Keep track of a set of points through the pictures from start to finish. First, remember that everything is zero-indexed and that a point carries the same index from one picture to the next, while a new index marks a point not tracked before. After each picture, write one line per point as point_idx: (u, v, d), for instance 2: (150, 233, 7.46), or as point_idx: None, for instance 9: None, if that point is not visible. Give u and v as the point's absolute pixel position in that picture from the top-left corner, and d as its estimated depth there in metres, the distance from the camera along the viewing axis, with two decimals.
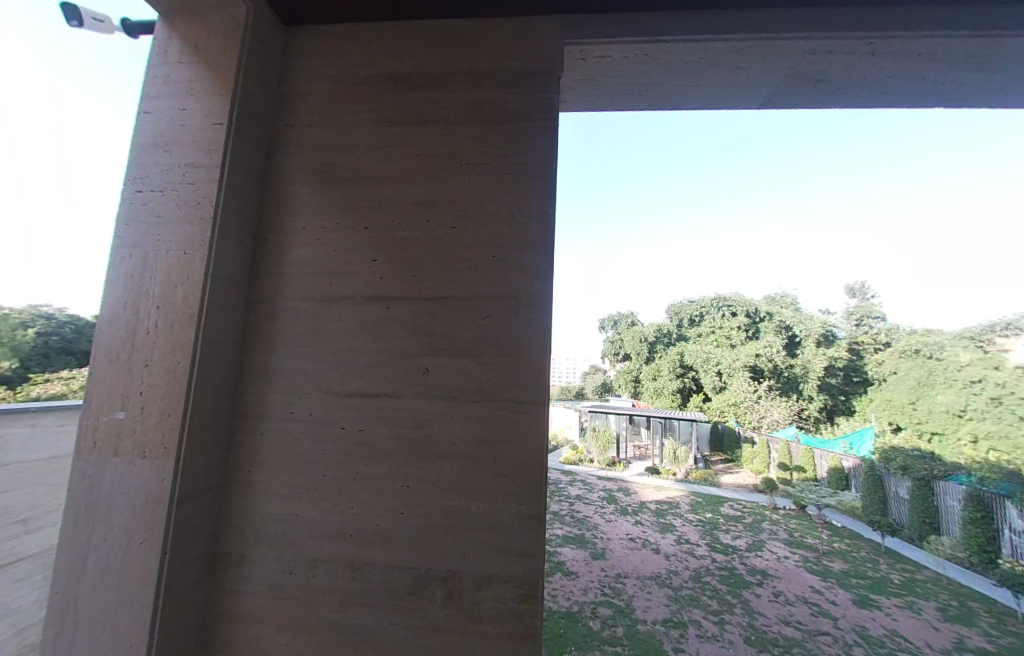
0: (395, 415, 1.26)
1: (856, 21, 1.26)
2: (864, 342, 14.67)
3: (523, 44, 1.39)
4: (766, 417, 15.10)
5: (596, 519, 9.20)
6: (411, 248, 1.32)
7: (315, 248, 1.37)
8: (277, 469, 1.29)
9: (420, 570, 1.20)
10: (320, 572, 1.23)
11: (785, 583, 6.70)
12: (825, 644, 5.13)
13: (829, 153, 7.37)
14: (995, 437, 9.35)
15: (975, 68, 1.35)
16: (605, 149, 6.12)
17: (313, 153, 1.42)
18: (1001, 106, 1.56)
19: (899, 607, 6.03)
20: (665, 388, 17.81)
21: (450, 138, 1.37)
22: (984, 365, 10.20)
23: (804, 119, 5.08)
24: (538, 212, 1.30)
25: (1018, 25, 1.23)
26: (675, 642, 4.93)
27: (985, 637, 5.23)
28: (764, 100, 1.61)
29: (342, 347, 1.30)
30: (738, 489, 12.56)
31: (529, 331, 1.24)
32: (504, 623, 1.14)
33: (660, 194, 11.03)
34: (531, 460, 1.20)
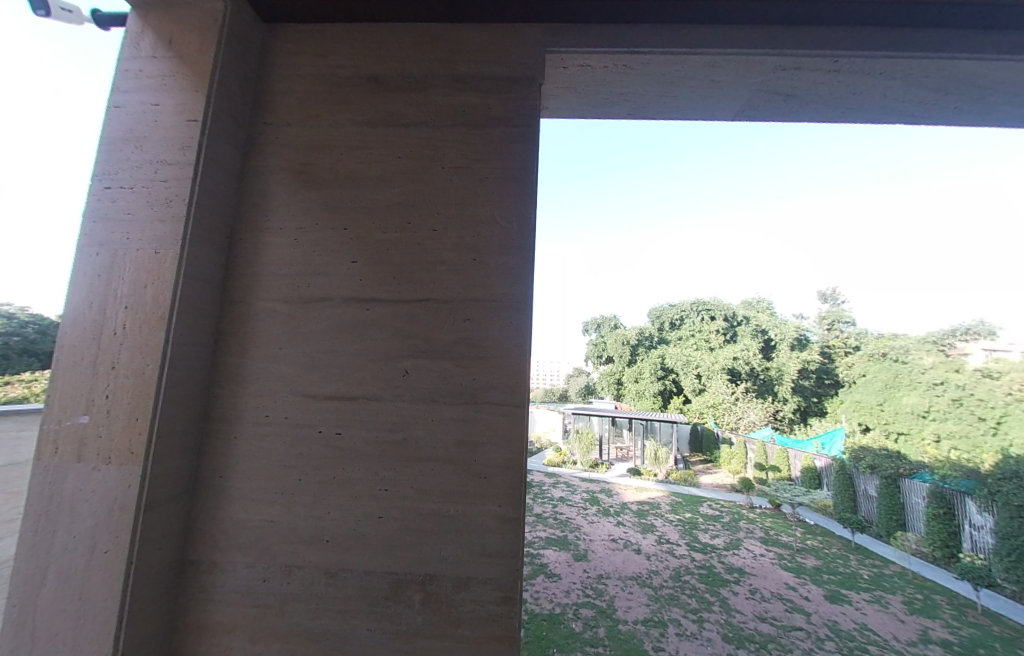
0: (374, 418, 1.25)
1: (822, 40, 1.32)
2: (835, 346, 15.79)
3: (504, 50, 1.40)
4: (743, 419, 15.45)
5: (579, 521, 9.28)
6: (390, 249, 1.32)
7: (293, 248, 1.35)
8: (250, 474, 1.26)
9: (398, 574, 1.19)
10: (295, 578, 1.21)
11: (761, 579, 6.87)
12: (799, 638, 5.26)
13: (802, 165, 7.66)
14: (956, 437, 9.72)
15: (933, 88, 1.43)
16: (592, 156, 6.27)
17: (292, 152, 1.41)
18: (958, 123, 1.66)
19: (869, 601, 6.24)
20: (646, 390, 18.17)
21: (432, 140, 1.37)
22: (948, 367, 10.58)
23: (782, 135, 5.31)
24: (519, 216, 1.31)
25: (969, 49, 1.30)
26: (655, 641, 4.99)
27: (946, 629, 5.49)
28: (737, 113, 1.67)
29: (321, 350, 1.29)
30: (716, 488, 12.86)
31: (509, 334, 1.25)
32: (481, 625, 1.15)
33: (641, 201, 11.27)
34: (510, 463, 1.20)
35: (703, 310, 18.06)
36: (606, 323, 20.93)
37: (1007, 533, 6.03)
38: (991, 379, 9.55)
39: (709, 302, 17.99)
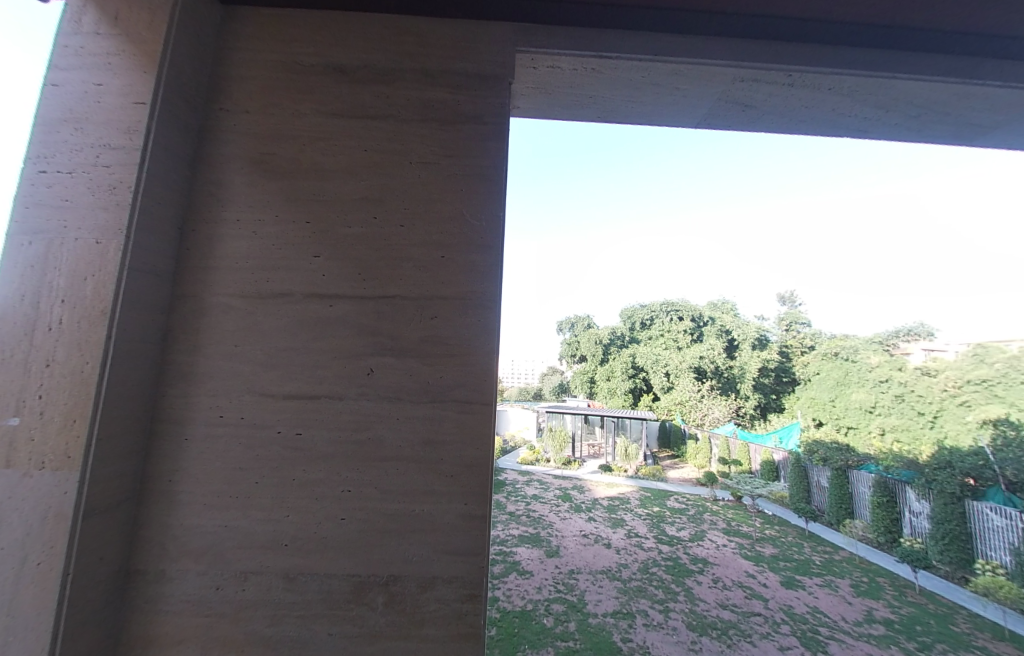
0: (337, 417, 1.21)
1: (779, 55, 1.38)
2: (792, 345, 16.73)
3: (475, 47, 1.39)
4: (708, 415, 15.78)
5: (552, 518, 9.39)
6: (355, 244, 1.29)
7: (251, 241, 1.29)
8: (202, 477, 1.20)
9: (360, 576, 1.16)
10: (251, 585, 1.16)
11: (723, 569, 7.16)
12: (757, 623, 5.53)
13: (765, 175, 8.07)
14: (897, 430, 10.63)
15: (876, 104, 1.53)
16: (569, 157, 6.39)
17: (250, 141, 1.35)
18: (898, 139, 1.78)
19: (820, 585, 6.64)
20: (618, 388, 18.70)
21: (399, 134, 1.35)
22: (891, 366, 11.28)
23: (748, 147, 5.61)
24: (488, 214, 1.31)
25: (909, 71, 1.40)
26: (623, 632, 5.12)
27: (888, 609, 5.92)
28: (700, 120, 1.72)
29: (280, 347, 1.24)
30: (683, 483, 13.35)
31: (477, 332, 1.24)
32: (446, 625, 1.14)
33: (616, 204, 11.53)
34: (477, 461, 1.20)
35: (672, 310, 18.61)
36: (580, 323, 21.47)
37: (942, 518, 6.68)
38: (929, 376, 10.21)
39: (677, 303, 18.58)
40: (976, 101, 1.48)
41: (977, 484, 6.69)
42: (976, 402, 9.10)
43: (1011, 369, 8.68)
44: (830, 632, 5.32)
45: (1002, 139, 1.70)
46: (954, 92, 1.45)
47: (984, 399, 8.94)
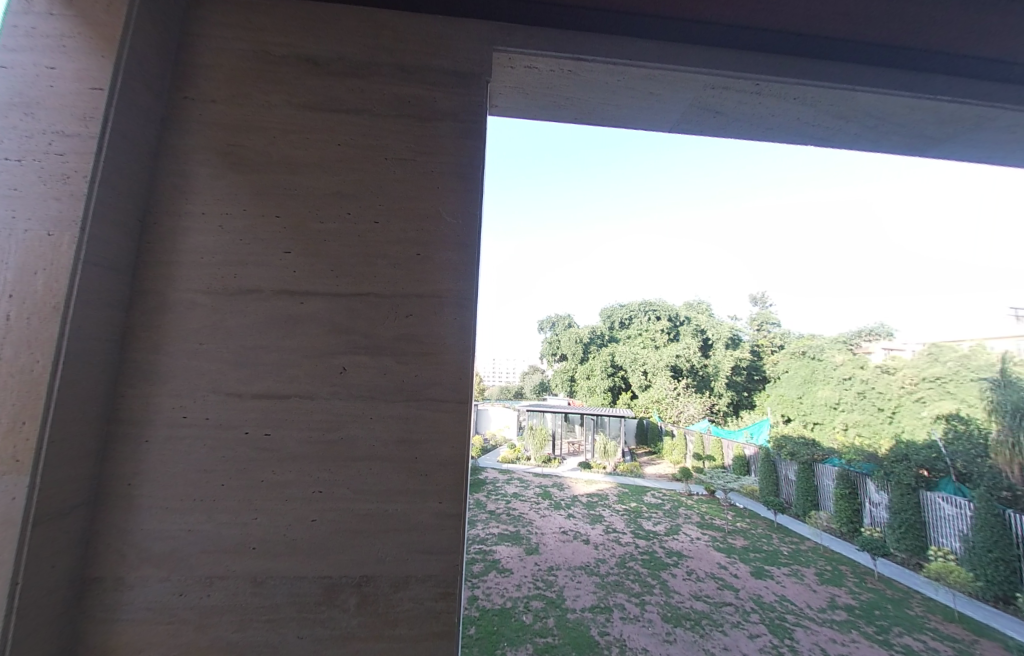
0: (308, 417, 1.19)
1: (747, 65, 1.43)
2: (764, 345, 17.37)
3: (452, 44, 1.38)
4: (683, 412, 16.42)
5: (531, 515, 9.46)
6: (328, 241, 1.26)
7: (217, 236, 1.25)
8: (164, 481, 1.15)
9: (332, 578, 1.14)
10: (217, 590, 1.13)
11: (697, 561, 7.38)
12: (728, 612, 5.72)
13: (739, 180, 8.37)
14: (859, 425, 11.17)
15: (837, 115, 1.60)
16: (551, 157, 6.45)
17: (217, 132, 1.30)
18: (859, 149, 1.86)
19: (787, 574, 6.92)
20: (597, 387, 19.00)
21: (374, 130, 1.33)
22: (854, 365, 11.88)
23: (724, 154, 5.82)
24: (465, 212, 1.30)
25: (867, 84, 1.46)
26: (600, 626, 5.20)
27: (849, 595, 6.23)
28: (673, 125, 1.77)
29: (248, 346, 1.20)
30: (659, 478, 13.69)
31: (453, 331, 1.24)
32: (419, 623, 1.14)
33: (597, 205, 11.71)
34: (452, 461, 1.20)
35: (650, 310, 19.01)
36: (561, 322, 21.74)
37: (899, 508, 7.09)
38: (888, 374, 10.89)
39: (655, 303, 19.01)
40: (928, 114, 1.56)
41: (931, 476, 7.18)
42: (932, 398, 9.74)
43: (961, 367, 9.25)
44: (796, 619, 5.55)
45: (951, 152, 1.81)
46: (907, 105, 1.53)
47: (938, 395, 9.64)
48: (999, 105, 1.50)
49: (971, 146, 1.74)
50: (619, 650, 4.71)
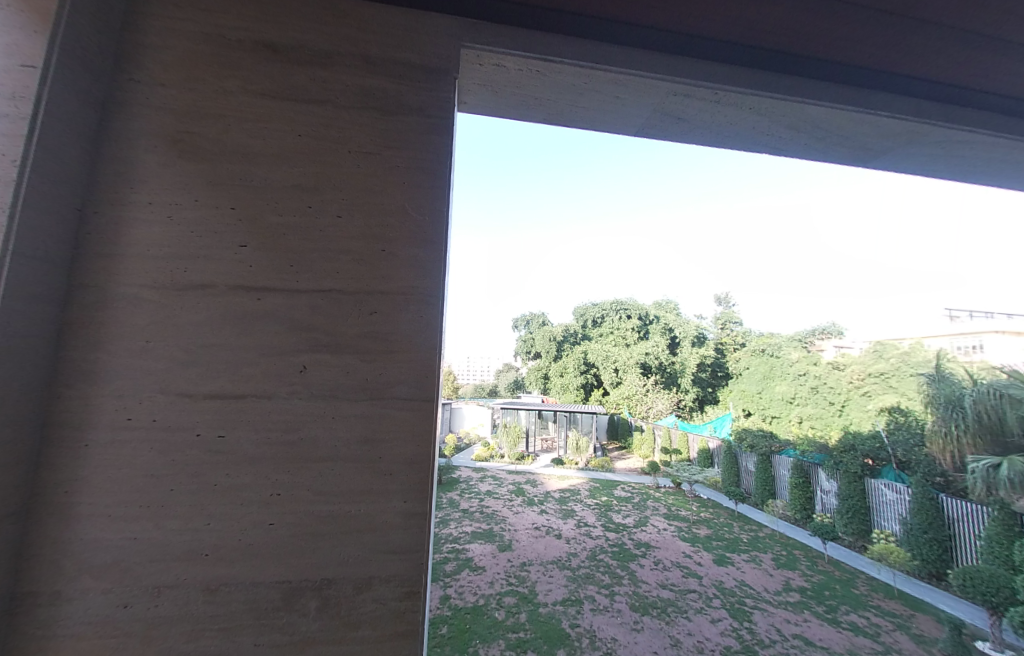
0: (264, 417, 1.15)
1: (706, 73, 1.48)
2: (726, 342, 17.91)
3: (418, 38, 1.36)
4: (652, 407, 16.98)
5: (505, 512, 9.53)
6: (287, 235, 1.22)
7: (166, 227, 1.18)
8: (104, 487, 1.08)
9: (291, 582, 1.11)
10: (166, 600, 1.08)
11: (663, 550, 7.65)
12: (692, 599, 5.96)
13: (707, 186, 8.73)
14: (812, 418, 12.05)
15: (789, 125, 1.68)
16: (528, 156, 6.51)
17: (165, 116, 1.23)
18: (811, 159, 1.97)
19: (746, 560, 7.29)
20: (570, 384, 19.41)
21: (337, 121, 1.29)
22: (808, 360, 12.55)
23: (692, 161, 6.08)
24: (431, 208, 1.29)
25: (816, 97, 1.55)
26: (571, 619, 5.30)
27: (802, 577, 6.64)
28: (638, 129, 1.80)
29: (198, 343, 1.14)
30: (629, 473, 14.09)
31: (418, 329, 1.22)
32: (382, 624, 1.12)
33: (571, 205, 11.87)
34: (417, 460, 1.18)
35: (621, 309, 19.51)
36: (535, 320, 22.01)
37: (847, 495, 7.66)
38: (838, 370, 11.70)
39: (626, 302, 19.52)
40: (870, 128, 1.67)
41: (875, 464, 7.82)
42: (875, 392, 10.87)
43: (903, 363, 10.51)
44: (754, 602, 5.86)
45: (891, 163, 1.93)
46: (851, 118, 1.62)
47: (882, 389, 10.72)
48: (932, 122, 1.63)
49: (907, 159, 1.88)
50: (589, 641, 4.83)
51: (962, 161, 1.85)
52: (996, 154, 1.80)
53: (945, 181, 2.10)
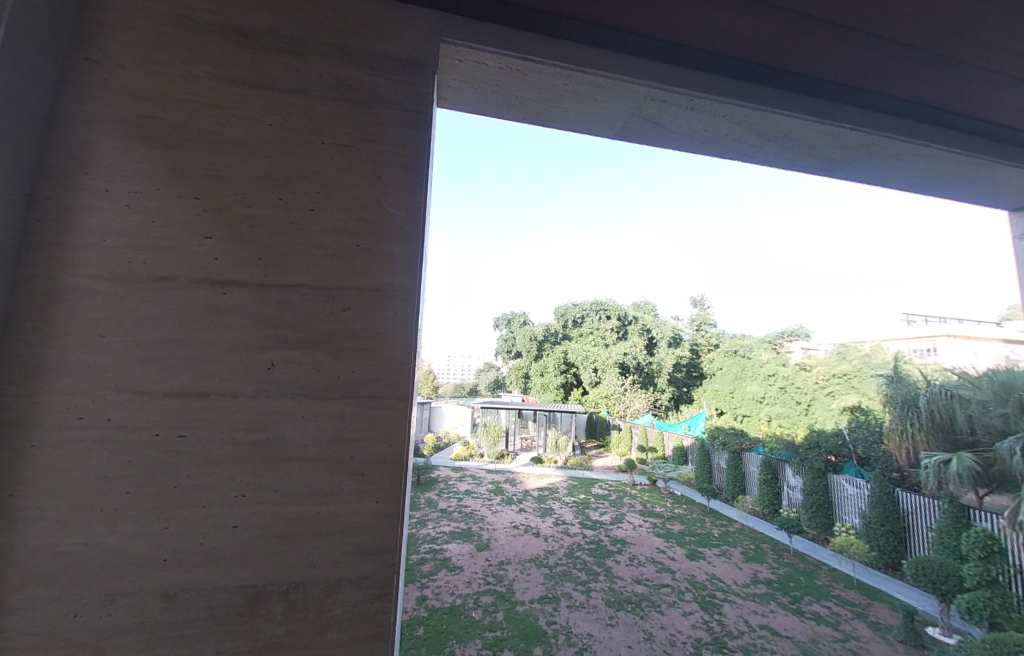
0: (229, 416, 1.10)
1: (682, 80, 1.51)
2: (701, 343, 18.52)
3: (396, 29, 1.33)
4: (629, 406, 17.43)
5: (483, 512, 9.52)
6: (255, 227, 1.18)
7: (125, 217, 1.12)
8: (53, 491, 1.02)
9: (256, 586, 1.08)
10: (121, 608, 1.03)
11: (638, 547, 7.81)
12: (665, 593, 6.11)
13: (685, 191, 8.95)
14: (780, 417, 12.57)
15: (760, 133, 1.74)
16: (512, 154, 6.52)
17: (125, 99, 1.17)
18: (781, 167, 2.04)
19: (717, 554, 7.52)
20: (550, 383, 19.86)
21: (310, 112, 1.25)
22: (777, 361, 13.04)
23: (673, 167, 6.24)
24: (408, 203, 1.26)
25: (785, 108, 1.60)
26: (548, 616, 5.35)
27: (770, 570, 6.89)
28: (616, 132, 1.83)
29: (157, 339, 1.09)
30: (606, 471, 14.34)
31: (393, 326, 1.19)
32: (351, 627, 1.10)
33: (552, 205, 11.92)
34: (390, 460, 1.16)
35: (601, 310, 19.80)
36: (516, 319, 22.20)
37: (811, 490, 8.06)
38: (804, 371, 12.27)
39: (605, 303, 19.81)
40: (835, 139, 1.74)
41: (837, 461, 8.23)
42: (839, 392, 11.52)
43: (864, 365, 11.28)
44: (724, 595, 6.05)
45: (855, 174, 2.02)
46: (818, 129, 1.69)
47: (844, 389, 11.40)
48: (892, 135, 1.71)
49: (869, 170, 1.96)
50: (565, 638, 4.87)
51: (918, 174, 1.96)
52: (947, 170, 1.92)
53: (902, 192, 2.22)
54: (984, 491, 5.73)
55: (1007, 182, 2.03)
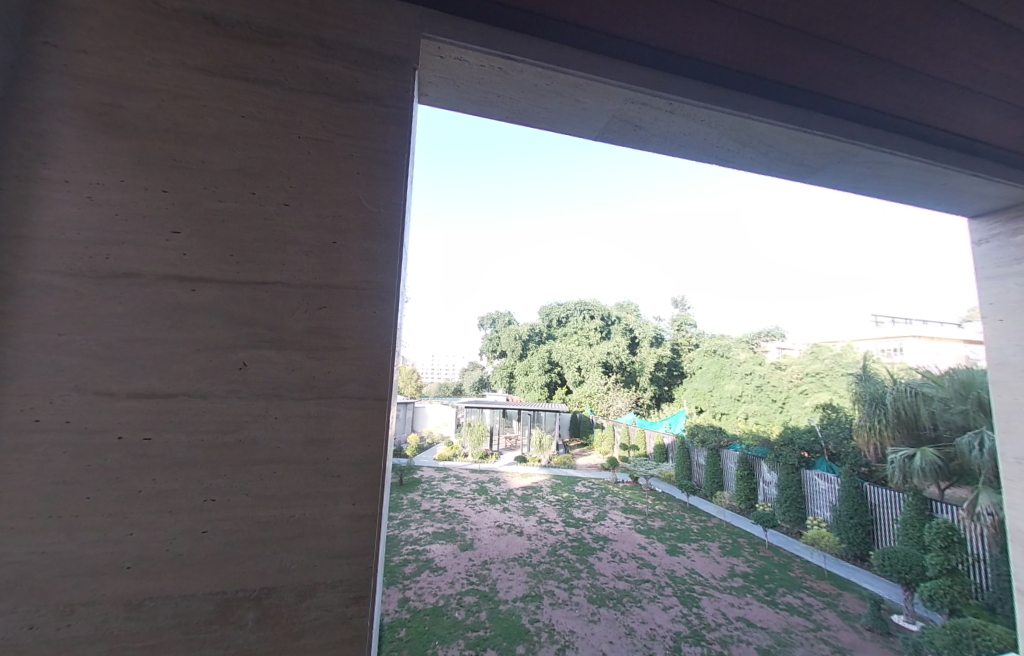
0: (197, 418, 1.07)
1: (661, 84, 1.53)
2: (682, 342, 18.92)
3: (376, 22, 1.30)
4: (612, 405, 17.61)
5: (466, 512, 9.49)
6: (227, 222, 1.14)
7: (86, 209, 1.07)
8: (7, 498, 0.97)
9: (227, 593, 1.04)
10: (81, 619, 0.98)
11: (620, 543, 7.92)
12: (646, 588, 6.20)
13: (669, 193, 9.11)
14: (756, 415, 12.94)
15: (736, 139, 1.78)
16: (497, 152, 6.49)
17: (87, 86, 1.11)
18: (756, 172, 2.09)
19: (696, 549, 7.70)
20: (534, 383, 19.91)
21: (284, 104, 1.22)
22: (754, 360, 13.42)
23: (656, 170, 6.35)
24: (387, 200, 1.24)
25: (760, 114, 1.64)
26: (531, 614, 5.37)
27: (746, 563, 7.08)
28: (597, 134, 1.84)
29: (122, 337, 1.04)
30: (589, 469, 14.48)
31: (371, 324, 1.17)
32: (326, 632, 1.07)
33: (536, 204, 11.96)
34: (367, 461, 1.13)
35: (585, 310, 19.96)
36: (500, 319, 22.18)
37: (786, 485, 8.28)
38: (780, 369, 12.67)
39: (589, 303, 19.98)
40: (809, 146, 1.79)
41: (810, 456, 8.57)
42: (812, 390, 11.97)
43: (835, 364, 11.76)
44: (702, 589, 6.19)
45: (826, 180, 2.08)
46: (791, 136, 1.73)
47: (817, 387, 11.86)
48: (860, 143, 1.77)
49: (839, 176, 2.03)
50: (547, 636, 4.90)
51: (885, 181, 2.03)
52: (911, 178, 2.00)
53: (871, 199, 2.31)
54: (945, 483, 5.97)
55: (967, 190, 2.13)
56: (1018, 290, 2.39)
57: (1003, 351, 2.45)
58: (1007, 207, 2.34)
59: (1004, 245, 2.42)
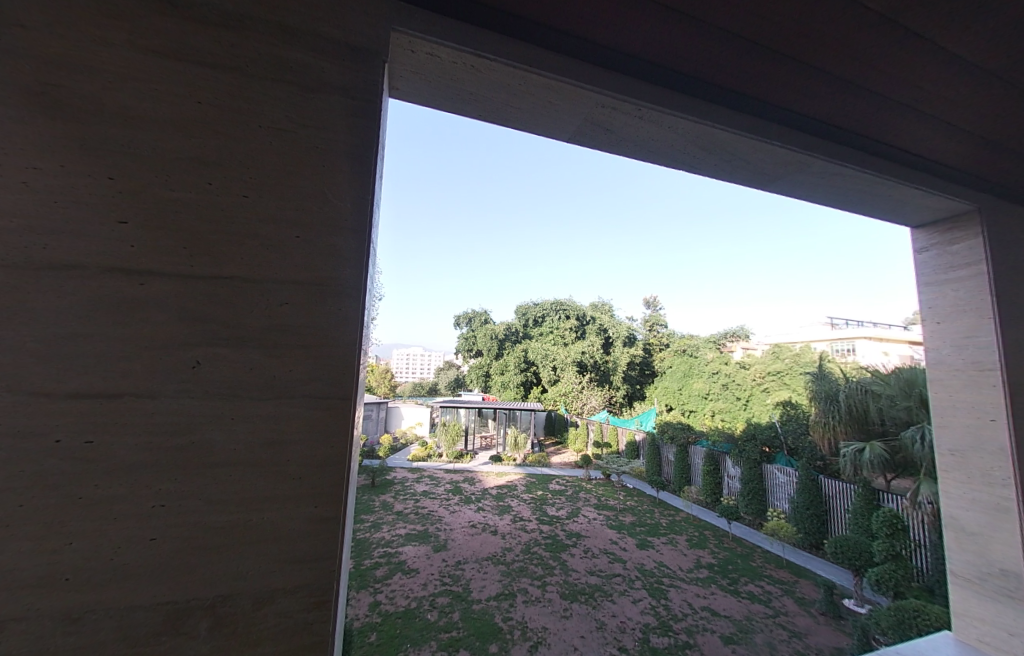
0: (146, 420, 1.01)
1: (630, 90, 1.56)
2: (654, 342, 19.43)
3: (344, 11, 1.27)
4: (586, 404, 17.82)
5: (440, 512, 9.40)
6: (179, 212, 1.08)
7: (20, 195, 0.99)
8: None
9: (177, 603, 0.99)
10: (11, 634, 0.92)
11: (593, 539, 8.06)
12: (617, 582, 6.33)
13: (644, 196, 9.29)
14: (722, 412, 13.44)
15: (701, 146, 1.84)
16: (474, 150, 6.44)
17: (21, 62, 1.03)
18: (721, 179, 2.17)
19: (664, 542, 7.93)
20: (510, 382, 19.97)
21: (245, 92, 1.17)
22: (721, 360, 13.94)
23: (632, 174, 6.47)
24: (353, 195, 1.21)
25: (723, 123, 1.70)
26: (504, 612, 5.39)
27: (711, 554, 7.36)
28: (569, 136, 1.87)
29: (60, 335, 0.97)
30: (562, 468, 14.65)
31: (337, 322, 1.14)
32: (286, 638, 1.04)
33: None
34: (330, 463, 1.10)
35: (560, 310, 20.16)
36: (476, 318, 22.07)
37: (748, 478, 8.72)
38: (744, 369, 13.21)
39: (565, 303, 20.19)
40: (768, 155, 1.88)
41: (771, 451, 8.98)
42: (773, 388, 12.55)
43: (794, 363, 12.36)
44: (670, 581, 6.38)
45: (785, 188, 2.19)
46: (751, 144, 1.81)
47: (777, 385, 12.44)
48: (813, 154, 1.87)
49: (796, 185, 2.14)
50: (521, 634, 4.92)
51: (837, 190, 2.15)
52: (861, 188, 2.13)
53: (826, 207, 2.44)
54: (891, 475, 6.38)
55: (909, 201, 2.29)
56: (952, 295, 2.58)
57: (939, 352, 2.65)
58: (944, 219, 2.53)
59: (940, 254, 2.61)
